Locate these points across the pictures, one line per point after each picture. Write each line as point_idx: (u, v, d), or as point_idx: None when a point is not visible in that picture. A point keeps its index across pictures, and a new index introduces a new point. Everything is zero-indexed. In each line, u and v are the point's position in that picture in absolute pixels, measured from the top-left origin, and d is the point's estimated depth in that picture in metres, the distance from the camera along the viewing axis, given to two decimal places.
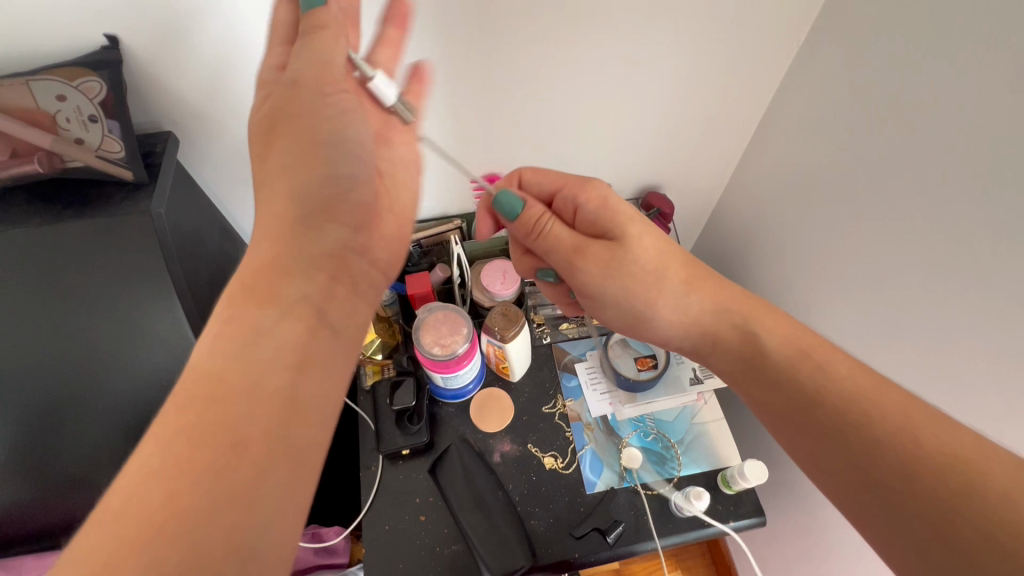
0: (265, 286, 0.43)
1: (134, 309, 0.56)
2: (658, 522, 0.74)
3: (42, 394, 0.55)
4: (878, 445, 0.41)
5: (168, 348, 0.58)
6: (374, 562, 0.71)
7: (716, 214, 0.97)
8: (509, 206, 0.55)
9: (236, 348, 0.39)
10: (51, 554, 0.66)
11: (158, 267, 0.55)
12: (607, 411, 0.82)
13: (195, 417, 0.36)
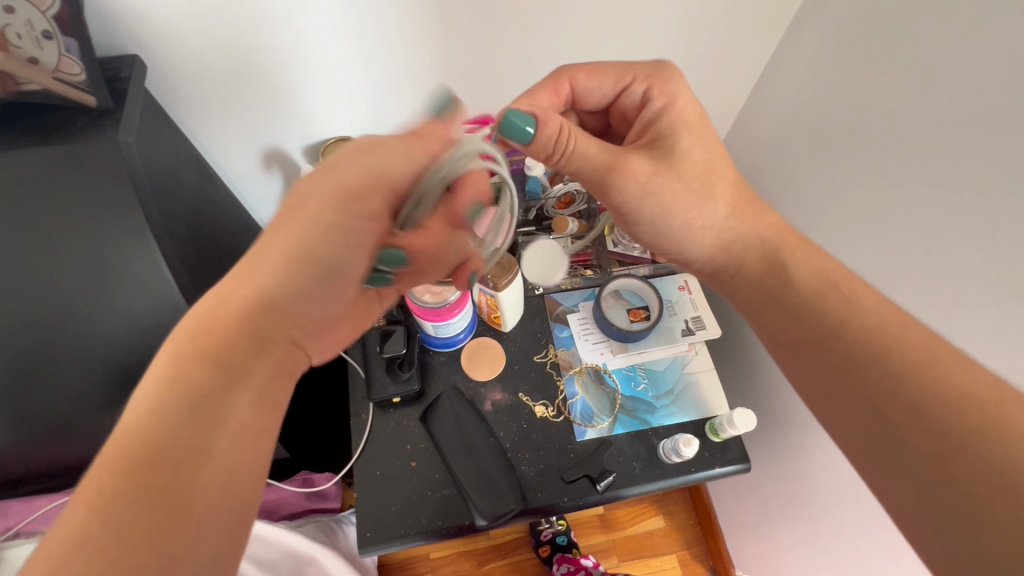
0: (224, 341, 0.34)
1: (106, 247, 0.52)
2: (647, 468, 0.75)
3: (21, 337, 0.53)
4: (918, 403, 0.37)
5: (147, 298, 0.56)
6: (365, 506, 0.72)
7: None
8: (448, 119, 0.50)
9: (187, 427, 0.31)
10: (41, 496, 0.67)
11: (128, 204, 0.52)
12: (598, 361, 0.82)
13: (149, 464, 0.29)
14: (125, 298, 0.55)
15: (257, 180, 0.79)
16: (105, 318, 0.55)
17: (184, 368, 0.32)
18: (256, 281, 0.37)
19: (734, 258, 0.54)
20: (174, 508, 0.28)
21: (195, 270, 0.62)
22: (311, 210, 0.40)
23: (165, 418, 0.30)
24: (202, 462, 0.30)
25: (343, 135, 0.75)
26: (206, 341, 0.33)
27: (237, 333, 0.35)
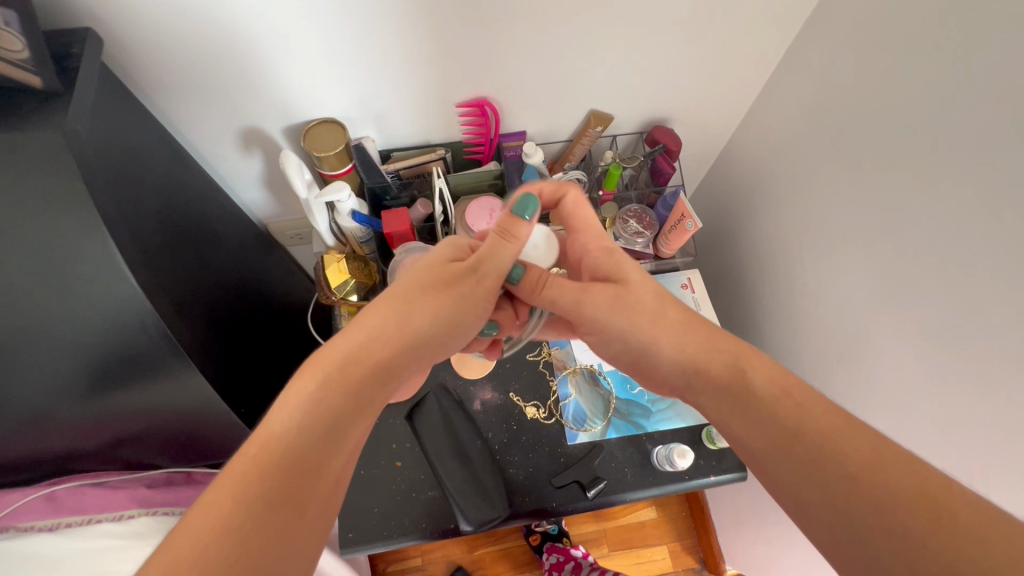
0: (348, 366, 0.43)
1: (54, 241, 0.47)
2: (639, 475, 0.72)
3: None
4: (871, 484, 0.35)
5: (104, 293, 0.50)
6: (347, 505, 0.70)
7: (728, 153, 0.88)
8: (525, 208, 0.50)
9: (288, 451, 0.37)
10: (11, 491, 0.64)
11: (79, 197, 0.46)
12: (593, 361, 0.78)
13: (282, 464, 0.36)
14: (80, 292, 0.50)
15: (236, 161, 0.74)
16: (60, 315, 0.50)
17: (391, 328, 0.47)
18: (403, 281, 0.51)
19: (685, 372, 0.48)
20: (324, 374, 0.42)
21: (161, 264, 0.57)
22: (429, 255, 0.54)
23: (352, 333, 0.46)
24: (368, 367, 0.44)
25: (327, 117, 0.69)
26: (405, 299, 0.49)
27: (351, 372, 0.43)
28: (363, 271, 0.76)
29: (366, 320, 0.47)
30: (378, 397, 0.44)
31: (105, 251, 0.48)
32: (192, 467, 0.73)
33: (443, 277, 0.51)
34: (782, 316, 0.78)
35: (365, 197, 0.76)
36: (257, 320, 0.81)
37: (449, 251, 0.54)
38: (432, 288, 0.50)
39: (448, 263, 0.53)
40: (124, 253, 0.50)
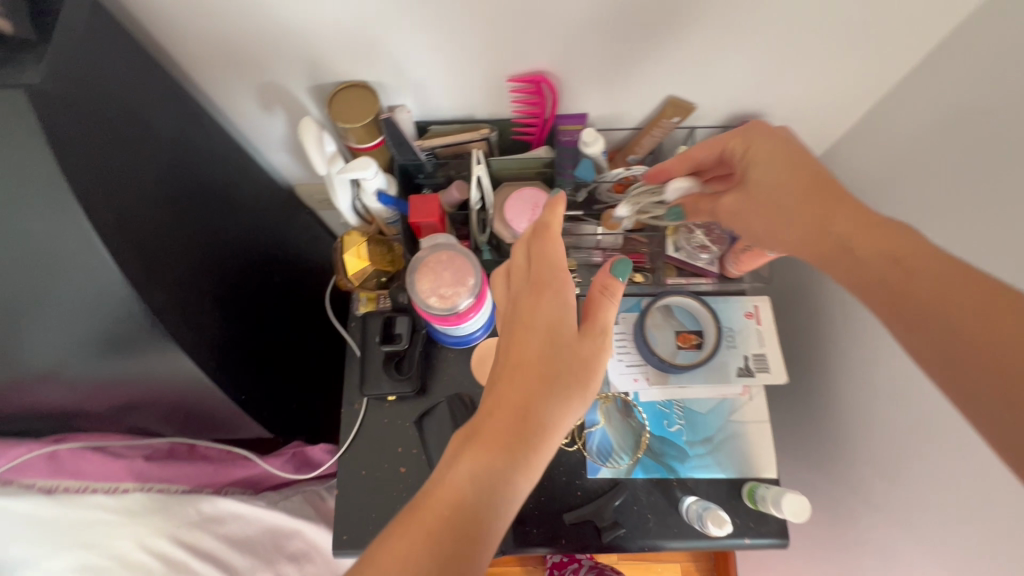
0: (502, 428, 0.41)
1: (46, 212, 0.46)
2: (661, 522, 0.64)
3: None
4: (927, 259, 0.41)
5: (92, 276, 0.49)
6: (345, 505, 0.66)
7: (831, 160, 0.72)
8: (620, 276, 0.50)
9: (454, 515, 0.37)
10: (17, 444, 0.64)
11: (46, 165, 0.44)
12: (630, 390, 0.69)
13: (450, 520, 0.37)
14: (75, 271, 0.49)
15: (259, 119, 0.67)
16: (64, 289, 0.51)
17: (543, 400, 0.43)
18: (533, 333, 0.45)
19: (808, 248, 0.48)
20: (497, 442, 0.41)
21: (158, 237, 0.54)
22: (554, 289, 0.47)
23: (499, 404, 0.43)
24: (528, 436, 0.41)
25: (356, 81, 0.60)
26: (544, 361, 0.44)
27: (503, 436, 0.41)
28: (386, 255, 0.69)
29: (508, 388, 0.43)
30: (536, 453, 0.42)
31: (82, 229, 0.46)
32: (196, 440, 0.71)
33: (567, 339, 0.45)
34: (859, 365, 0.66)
35: (394, 173, 0.68)
36: (273, 290, 0.77)
37: (567, 302, 0.47)
38: (563, 342, 0.45)
39: (568, 309, 0.46)
40: (104, 237, 0.48)
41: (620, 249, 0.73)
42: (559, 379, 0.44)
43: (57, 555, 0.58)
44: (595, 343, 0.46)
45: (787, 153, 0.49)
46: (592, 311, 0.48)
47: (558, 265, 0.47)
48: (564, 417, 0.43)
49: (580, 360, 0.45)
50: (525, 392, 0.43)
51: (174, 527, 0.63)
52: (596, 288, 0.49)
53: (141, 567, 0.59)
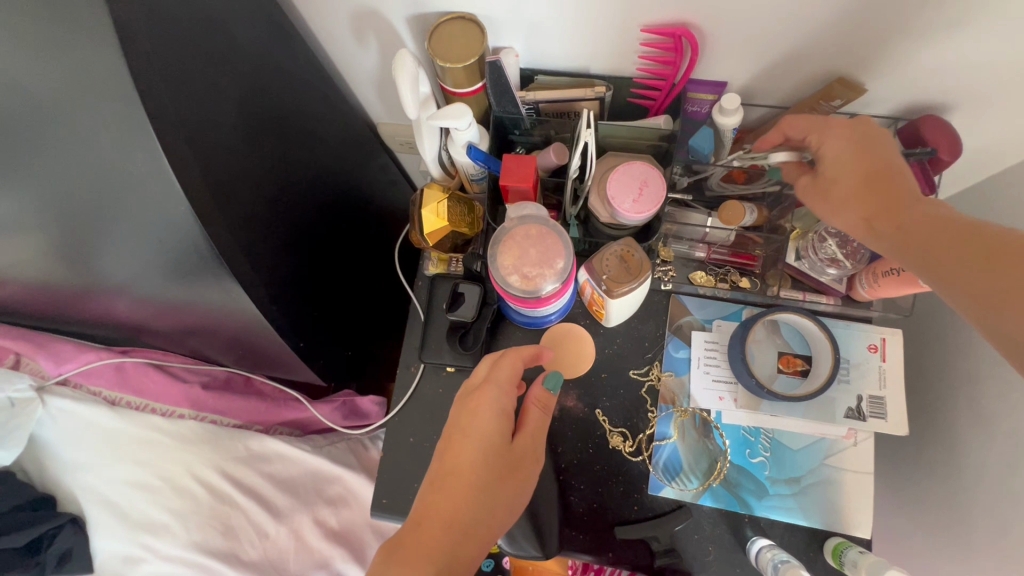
0: (438, 542, 0.42)
1: (126, 131, 0.44)
2: (724, 559, 0.58)
3: (70, 196, 0.50)
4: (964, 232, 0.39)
5: (162, 206, 0.47)
6: (388, 468, 0.64)
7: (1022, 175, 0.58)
8: (554, 389, 0.55)
9: None
10: (88, 349, 0.65)
11: (119, 76, 0.41)
12: (712, 407, 0.61)
13: None
14: (147, 197, 0.47)
15: (352, 48, 0.61)
16: (136, 211, 0.49)
17: (473, 507, 0.44)
18: (472, 443, 0.47)
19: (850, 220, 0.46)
20: (427, 559, 0.41)
21: (229, 167, 0.50)
22: (488, 401, 0.49)
23: (429, 514, 0.44)
24: (459, 547, 0.42)
25: (463, 12, 0.52)
26: (480, 469, 0.46)
27: (434, 543, 0.42)
28: (465, 217, 0.63)
29: (440, 496, 0.45)
30: (472, 552, 0.43)
31: (152, 153, 0.44)
32: (251, 374, 0.71)
33: (505, 442, 0.48)
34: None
35: (488, 127, 0.60)
36: (342, 234, 0.73)
37: (501, 399, 0.50)
38: (500, 444, 0.48)
39: (505, 407, 0.50)
40: (177, 166, 0.45)
41: (730, 247, 0.64)
42: (496, 482, 0.46)
43: (115, 466, 0.59)
44: (525, 447, 0.50)
45: (855, 152, 0.46)
46: (529, 421, 0.52)
47: (507, 381, 0.51)
48: (488, 543, 0.45)
49: (513, 475, 0.48)
50: (461, 498, 0.44)
51: (223, 461, 0.63)
52: (533, 403, 0.53)
53: (190, 493, 0.61)
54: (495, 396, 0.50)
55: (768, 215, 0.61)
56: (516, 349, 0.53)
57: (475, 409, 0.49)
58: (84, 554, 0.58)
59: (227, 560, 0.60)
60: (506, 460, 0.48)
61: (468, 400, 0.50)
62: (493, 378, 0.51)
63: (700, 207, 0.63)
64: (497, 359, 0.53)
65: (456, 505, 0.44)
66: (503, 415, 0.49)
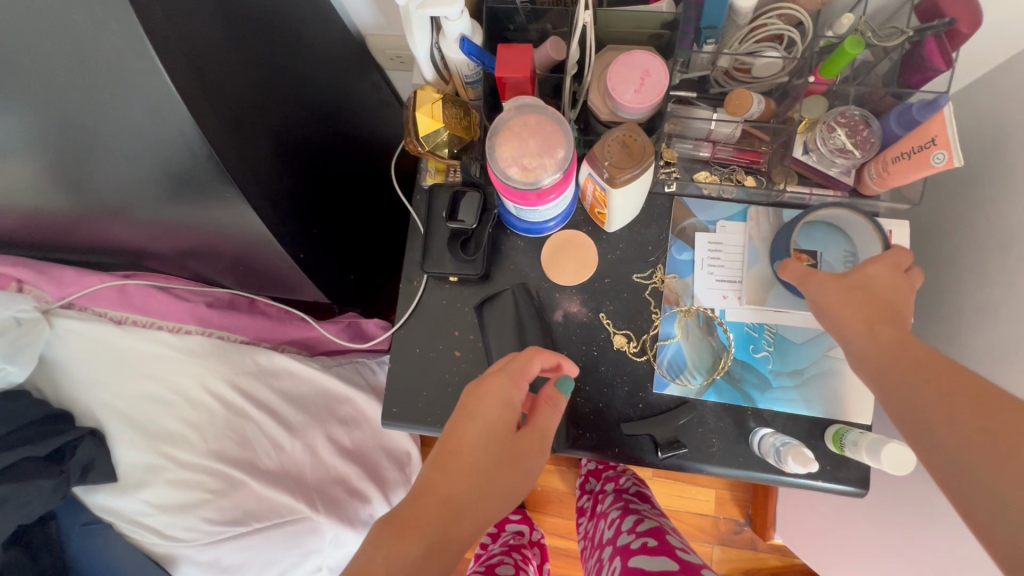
0: (429, 524, 0.42)
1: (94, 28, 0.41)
2: (727, 450, 0.59)
3: (46, 107, 0.48)
4: (953, 374, 0.41)
5: (144, 104, 0.45)
6: (396, 379, 0.65)
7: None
8: (563, 391, 0.53)
9: None
10: (91, 273, 0.65)
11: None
12: (716, 305, 0.61)
13: None
14: (127, 94, 0.45)
15: None
16: (118, 113, 0.47)
17: (471, 494, 0.44)
18: (478, 428, 0.47)
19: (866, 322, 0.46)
20: (419, 538, 0.41)
21: (225, 75, 0.48)
22: (497, 388, 0.48)
23: (425, 493, 0.44)
24: (449, 529, 0.42)
25: None
26: (481, 457, 0.45)
27: (425, 522, 0.42)
28: (461, 120, 0.60)
29: (438, 477, 0.44)
30: (466, 538, 0.43)
31: (126, 51, 0.42)
32: (255, 296, 0.71)
33: (512, 434, 0.47)
34: (994, 314, 0.55)
35: (481, 21, 0.58)
36: (340, 155, 0.72)
37: (510, 388, 0.48)
38: (506, 436, 0.47)
39: (515, 397, 0.48)
40: (162, 52, 0.41)
41: (735, 145, 0.62)
42: (495, 473, 0.45)
43: (129, 381, 0.61)
44: (532, 439, 0.49)
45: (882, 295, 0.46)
46: (538, 415, 0.51)
47: (518, 371, 0.49)
48: (479, 533, 0.44)
49: (513, 470, 0.46)
50: (461, 484, 0.44)
51: (232, 374, 0.64)
52: (544, 400, 0.52)
53: (203, 405, 0.62)
54: (503, 387, 0.48)
55: (775, 108, 0.59)
56: (534, 347, 0.51)
57: (483, 396, 0.48)
58: (106, 464, 0.59)
59: (245, 468, 0.62)
60: (511, 450, 0.47)
61: (477, 384, 0.49)
62: (505, 365, 0.50)
63: (705, 105, 0.61)
64: (512, 354, 0.52)
65: (454, 489, 0.44)
66: (514, 407, 0.48)
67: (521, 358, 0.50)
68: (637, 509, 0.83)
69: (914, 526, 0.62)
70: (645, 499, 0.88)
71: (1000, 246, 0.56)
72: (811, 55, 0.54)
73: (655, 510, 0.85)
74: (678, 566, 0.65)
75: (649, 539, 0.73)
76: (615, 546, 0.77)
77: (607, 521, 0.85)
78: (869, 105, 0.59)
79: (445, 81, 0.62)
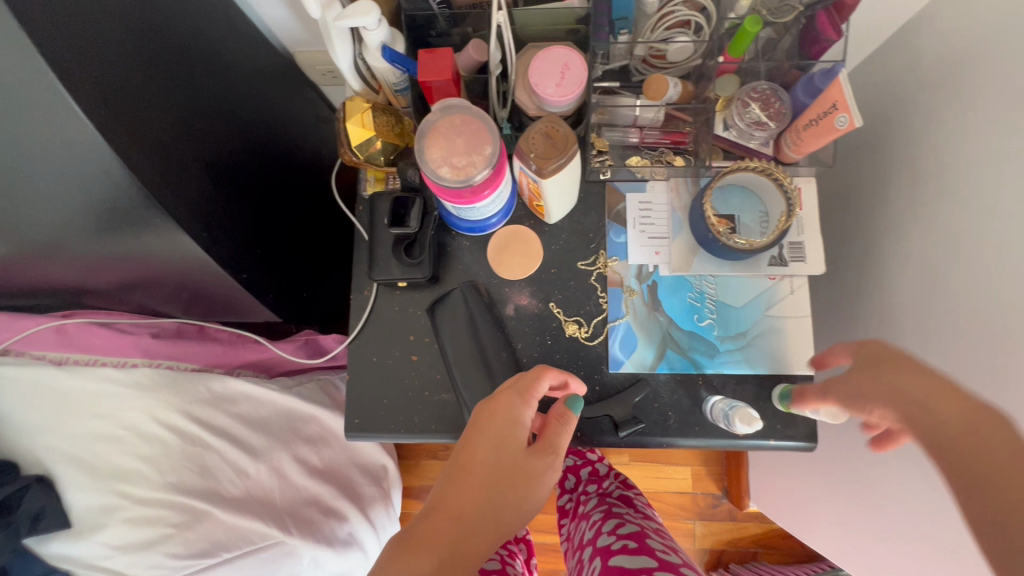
0: (447, 539, 0.41)
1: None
2: (684, 422, 0.61)
3: None
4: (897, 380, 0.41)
5: (57, 140, 0.44)
6: (356, 390, 0.65)
7: (915, 25, 0.59)
8: (572, 409, 0.53)
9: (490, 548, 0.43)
10: (26, 317, 0.63)
11: None
12: (650, 263, 0.64)
13: None
14: (37, 126, 0.44)
15: None
16: (33, 151, 0.46)
17: (483, 504, 0.44)
18: (487, 444, 0.46)
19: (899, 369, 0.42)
20: (435, 550, 0.40)
21: (142, 101, 0.48)
22: (506, 403, 0.48)
23: (438, 507, 0.43)
24: (464, 541, 0.41)
25: None
26: (492, 470, 0.45)
27: (442, 532, 0.41)
28: (392, 127, 0.61)
29: (450, 490, 0.44)
30: (484, 549, 0.42)
31: (29, 85, 0.41)
32: (205, 322, 0.70)
33: (524, 448, 0.47)
34: (904, 261, 0.60)
35: (402, 30, 0.60)
36: (278, 172, 0.71)
37: (520, 404, 0.48)
38: (517, 450, 0.47)
39: (525, 411, 0.48)
40: (68, 79, 0.41)
41: (661, 128, 0.64)
42: (506, 484, 0.45)
43: (77, 422, 0.60)
44: (542, 455, 0.48)
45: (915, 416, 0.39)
46: (548, 432, 0.51)
47: (527, 389, 0.50)
48: (495, 547, 0.43)
49: (525, 484, 0.46)
50: (474, 498, 0.44)
51: (186, 404, 0.63)
52: (552, 417, 0.52)
53: (157, 438, 0.61)
54: (510, 402, 0.48)
55: (693, 90, 0.62)
56: (542, 366, 0.52)
57: (493, 414, 0.48)
58: (58, 511, 0.57)
59: (208, 498, 0.61)
60: (523, 462, 0.46)
61: (486, 402, 0.49)
62: (515, 382, 0.51)
63: (628, 93, 0.64)
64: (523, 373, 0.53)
65: (468, 501, 0.43)
66: (522, 421, 0.48)
67: (529, 376, 0.51)
68: (618, 513, 0.84)
69: (864, 472, 0.66)
70: (628, 503, 0.90)
71: (904, 201, 0.60)
72: (718, 37, 0.58)
73: (638, 513, 0.86)
74: (658, 564, 0.68)
75: (630, 541, 0.75)
76: (594, 547, 0.78)
77: (587, 523, 0.86)
78: (778, 80, 0.62)
79: (375, 90, 0.63)
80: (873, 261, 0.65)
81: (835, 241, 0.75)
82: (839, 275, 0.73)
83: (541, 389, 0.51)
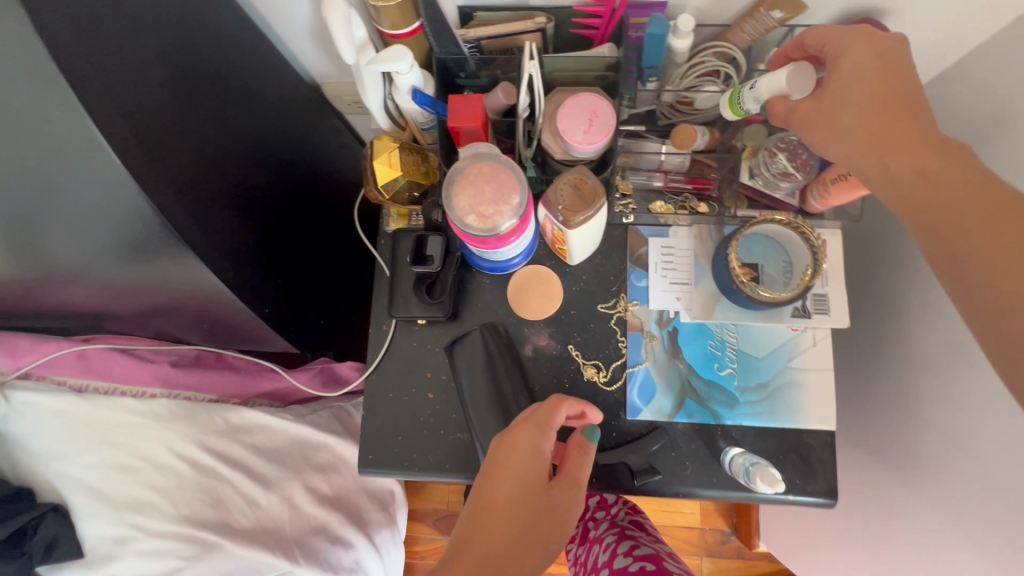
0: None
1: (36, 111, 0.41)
2: (702, 473, 0.60)
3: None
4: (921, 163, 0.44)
5: (90, 179, 0.45)
6: (371, 424, 0.64)
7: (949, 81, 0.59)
8: (590, 439, 0.53)
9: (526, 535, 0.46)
10: (49, 341, 0.65)
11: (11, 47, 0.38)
12: (671, 308, 0.64)
13: None
14: (74, 168, 0.44)
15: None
16: (68, 189, 0.46)
17: (510, 544, 0.43)
18: (509, 480, 0.46)
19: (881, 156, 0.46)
20: None
21: (175, 142, 0.49)
22: (524, 435, 0.47)
23: (465, 548, 0.43)
24: None
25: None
26: (515, 508, 0.45)
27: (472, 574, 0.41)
28: (418, 166, 0.62)
29: (475, 531, 0.44)
30: None
31: (68, 129, 0.41)
32: (222, 349, 0.71)
33: (547, 483, 0.47)
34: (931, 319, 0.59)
35: (432, 72, 0.60)
36: (301, 202, 0.72)
37: (540, 438, 0.48)
38: (541, 485, 0.46)
39: (544, 443, 0.48)
40: (104, 127, 0.41)
41: (686, 174, 0.64)
42: (531, 521, 0.44)
43: (93, 450, 0.60)
44: (564, 488, 0.48)
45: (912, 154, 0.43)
46: (568, 462, 0.50)
47: (546, 421, 0.49)
48: None
49: (549, 520, 0.45)
50: (503, 538, 0.43)
51: (201, 434, 0.64)
52: (572, 446, 0.52)
53: (171, 469, 0.61)
54: (528, 436, 0.47)
55: (719, 137, 0.61)
56: (559, 396, 0.51)
57: (513, 448, 0.47)
58: (71, 540, 0.57)
59: (219, 530, 0.60)
60: (546, 497, 0.46)
61: (505, 435, 0.48)
62: (534, 413, 0.50)
63: (654, 137, 0.63)
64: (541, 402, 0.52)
65: (496, 540, 0.43)
66: (544, 456, 0.47)
67: (547, 407, 0.50)
68: (632, 535, 0.83)
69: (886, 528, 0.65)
70: (638, 526, 0.88)
71: None
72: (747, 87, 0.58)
73: (651, 535, 0.86)
74: None
75: (648, 564, 0.75)
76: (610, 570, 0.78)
77: (601, 545, 0.84)
78: None
79: (401, 128, 0.63)
80: (899, 313, 0.64)
81: (859, 287, 0.74)
82: (862, 323, 0.72)
83: (558, 420, 0.50)
